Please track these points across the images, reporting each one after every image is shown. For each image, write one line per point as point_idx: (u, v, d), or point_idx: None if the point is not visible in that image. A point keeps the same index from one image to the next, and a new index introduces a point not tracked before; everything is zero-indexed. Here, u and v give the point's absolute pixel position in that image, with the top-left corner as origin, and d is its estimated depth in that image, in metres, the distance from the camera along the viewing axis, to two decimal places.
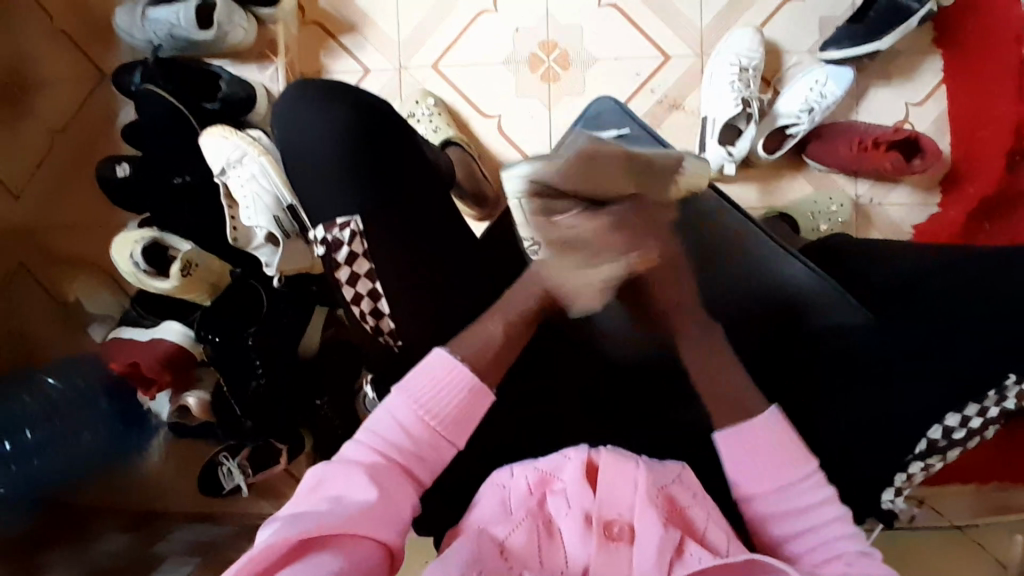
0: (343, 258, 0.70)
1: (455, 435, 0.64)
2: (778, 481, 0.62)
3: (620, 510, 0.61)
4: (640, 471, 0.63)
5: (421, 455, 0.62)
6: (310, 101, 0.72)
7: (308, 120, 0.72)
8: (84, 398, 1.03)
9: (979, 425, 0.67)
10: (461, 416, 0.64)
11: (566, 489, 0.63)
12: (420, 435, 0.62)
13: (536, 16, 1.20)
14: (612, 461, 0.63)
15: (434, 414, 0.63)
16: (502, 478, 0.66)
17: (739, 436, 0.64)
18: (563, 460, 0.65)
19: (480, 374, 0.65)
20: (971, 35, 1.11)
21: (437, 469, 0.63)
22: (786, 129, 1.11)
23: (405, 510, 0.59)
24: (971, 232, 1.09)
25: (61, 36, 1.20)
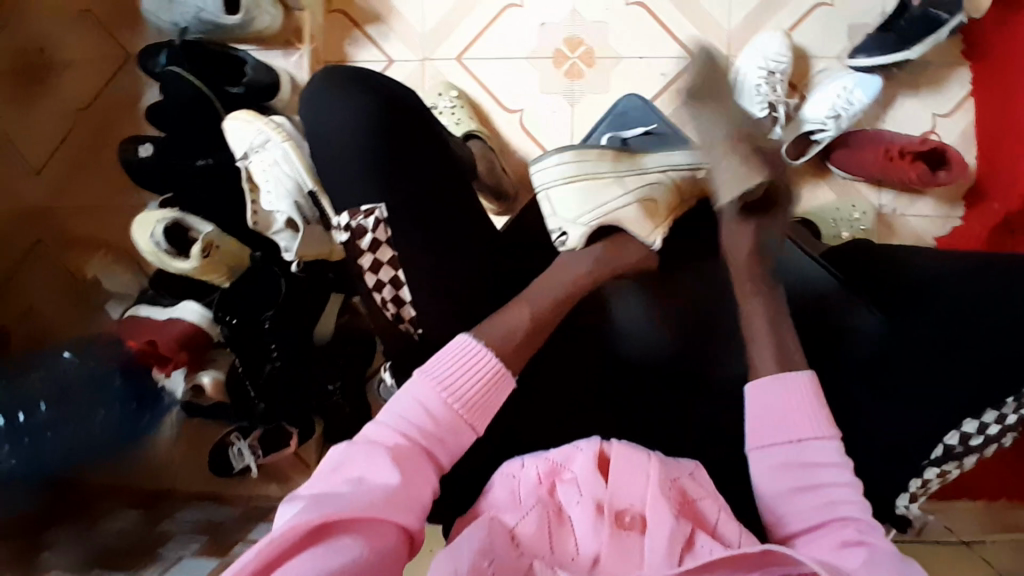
0: (367, 245, 0.70)
1: (476, 422, 0.64)
2: (796, 457, 0.61)
3: (631, 501, 0.61)
4: (654, 463, 0.64)
5: (443, 438, 0.63)
6: (343, 88, 0.73)
7: (341, 108, 0.72)
8: (97, 378, 0.99)
9: (996, 433, 0.69)
10: (482, 402, 0.64)
11: (576, 479, 0.63)
12: (443, 418, 0.63)
13: (561, 13, 1.20)
14: (626, 453, 0.64)
15: (458, 397, 0.63)
16: (512, 468, 0.66)
17: (772, 387, 0.64)
18: (575, 451, 0.65)
19: (501, 360, 0.66)
20: (1000, 38, 1.07)
21: (457, 454, 0.64)
22: (811, 134, 1.12)
23: (425, 493, 0.60)
24: (995, 244, 1.06)
25: (88, 16, 1.21)
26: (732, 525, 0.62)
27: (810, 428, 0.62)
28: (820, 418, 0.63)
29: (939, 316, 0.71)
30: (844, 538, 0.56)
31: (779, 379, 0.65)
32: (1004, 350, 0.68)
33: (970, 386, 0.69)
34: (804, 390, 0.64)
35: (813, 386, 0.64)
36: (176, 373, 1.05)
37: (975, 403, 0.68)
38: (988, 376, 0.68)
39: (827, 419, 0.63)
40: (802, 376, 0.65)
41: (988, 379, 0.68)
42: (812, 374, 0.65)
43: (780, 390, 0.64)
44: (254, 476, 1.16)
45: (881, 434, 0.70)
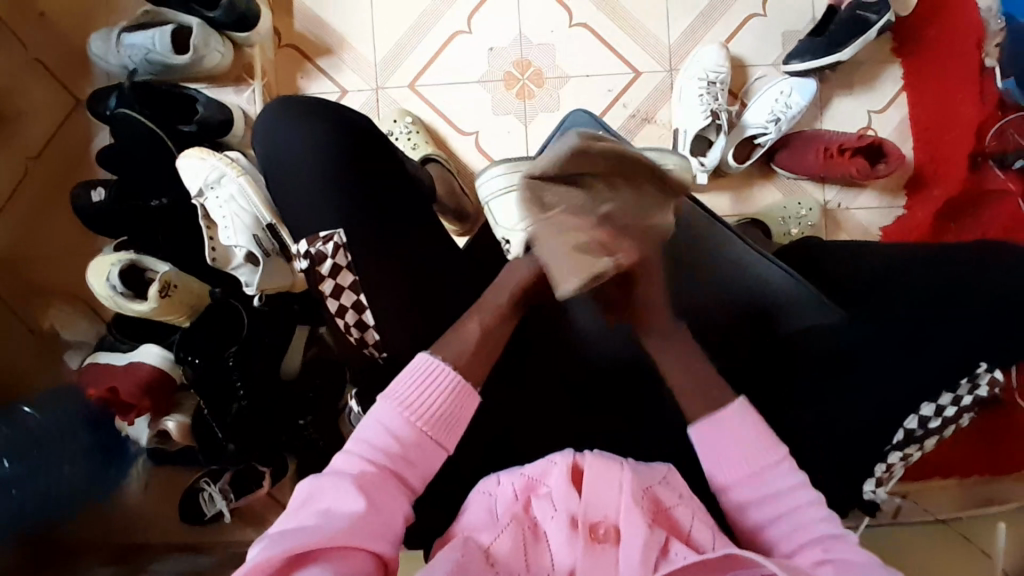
0: (326, 270, 0.71)
1: (446, 438, 0.65)
2: (752, 487, 0.63)
3: (605, 511, 0.62)
4: (628, 474, 0.63)
5: (410, 458, 0.63)
6: (294, 115, 0.74)
7: (293, 134, 0.73)
8: (63, 427, 1.00)
9: (952, 413, 0.75)
10: (449, 417, 0.65)
11: (551, 493, 0.64)
12: (408, 439, 0.63)
13: (508, 37, 1.23)
14: (600, 465, 0.64)
15: (422, 416, 0.64)
16: (489, 486, 0.67)
17: (711, 427, 0.66)
18: (549, 465, 0.66)
19: (461, 375, 0.66)
20: (930, 39, 1.16)
21: (428, 475, 0.64)
22: (755, 139, 1.16)
23: (395, 519, 0.59)
24: (939, 231, 1.13)
25: (34, 64, 1.20)
26: (705, 529, 0.63)
27: (750, 459, 0.64)
28: (760, 439, 0.64)
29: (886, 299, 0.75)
30: (814, 558, 0.58)
31: (717, 418, 0.66)
32: (948, 329, 0.72)
33: (919, 368, 0.72)
34: (742, 424, 0.65)
35: (750, 410, 0.66)
36: (139, 420, 1.03)
37: (921, 385, 0.72)
38: (934, 354, 0.72)
39: (770, 439, 0.65)
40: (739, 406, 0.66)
41: (935, 359, 0.72)
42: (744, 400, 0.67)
43: (720, 434, 0.66)
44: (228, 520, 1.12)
45: (842, 417, 0.73)
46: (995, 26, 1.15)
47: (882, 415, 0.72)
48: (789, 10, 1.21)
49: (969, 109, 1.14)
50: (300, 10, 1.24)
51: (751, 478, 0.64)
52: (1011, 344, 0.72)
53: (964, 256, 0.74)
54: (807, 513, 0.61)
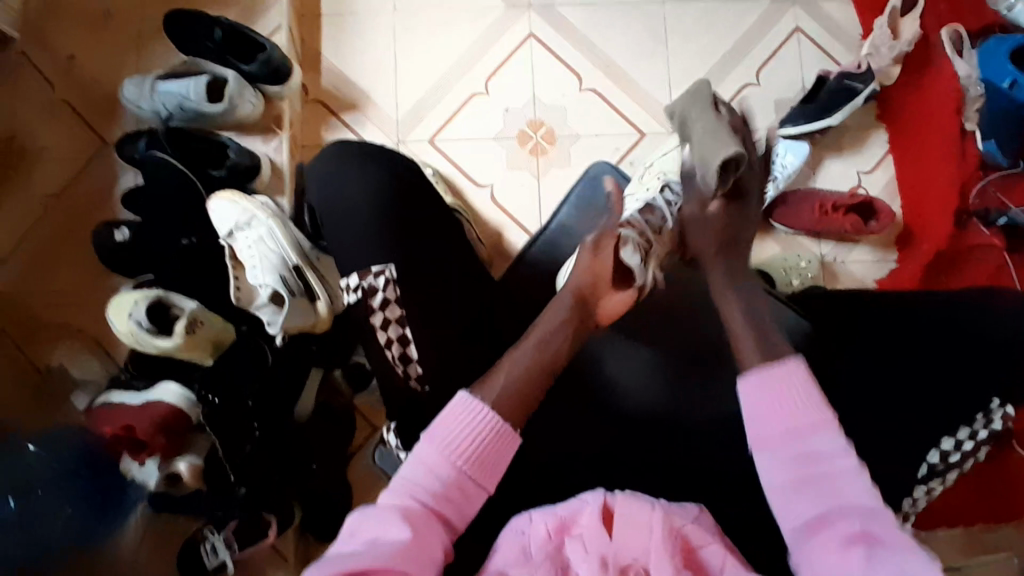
0: (377, 304, 0.73)
1: (487, 479, 0.67)
2: (801, 448, 0.65)
3: (635, 554, 0.63)
4: (658, 515, 0.65)
5: (451, 498, 0.65)
6: (348, 159, 0.80)
7: (339, 172, 0.79)
8: (71, 467, 0.97)
9: (970, 447, 0.78)
10: (485, 456, 0.67)
11: (583, 535, 0.65)
12: (450, 478, 0.66)
13: (523, 100, 1.32)
14: (628, 504, 0.66)
15: (464, 458, 0.66)
16: (520, 526, 0.68)
17: (758, 383, 0.69)
18: (581, 505, 0.68)
19: (501, 415, 0.68)
20: (910, 105, 1.28)
21: (469, 516, 0.67)
22: (753, 197, 1.25)
23: (435, 555, 0.62)
24: (929, 282, 1.20)
25: (63, 106, 1.24)
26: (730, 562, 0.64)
27: (801, 418, 0.66)
28: (813, 402, 0.67)
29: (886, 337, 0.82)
30: (849, 531, 0.60)
31: (767, 373, 0.69)
32: (943, 364, 0.79)
33: (924, 403, 0.78)
34: (795, 384, 0.68)
35: (807, 372, 0.68)
36: (149, 462, 0.99)
37: (932, 423, 0.77)
38: (935, 389, 0.78)
39: (823, 404, 0.67)
40: (794, 363, 0.69)
41: (943, 398, 0.78)
42: (800, 358, 0.69)
43: (766, 385, 0.68)
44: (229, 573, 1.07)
45: (855, 445, 0.77)
46: (974, 93, 1.20)
47: (891, 445, 0.77)
48: (779, 82, 1.33)
49: (948, 169, 1.21)
50: (326, 69, 1.32)
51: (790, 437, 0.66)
52: (1003, 380, 0.78)
53: (954, 301, 0.82)
54: (855, 486, 0.63)
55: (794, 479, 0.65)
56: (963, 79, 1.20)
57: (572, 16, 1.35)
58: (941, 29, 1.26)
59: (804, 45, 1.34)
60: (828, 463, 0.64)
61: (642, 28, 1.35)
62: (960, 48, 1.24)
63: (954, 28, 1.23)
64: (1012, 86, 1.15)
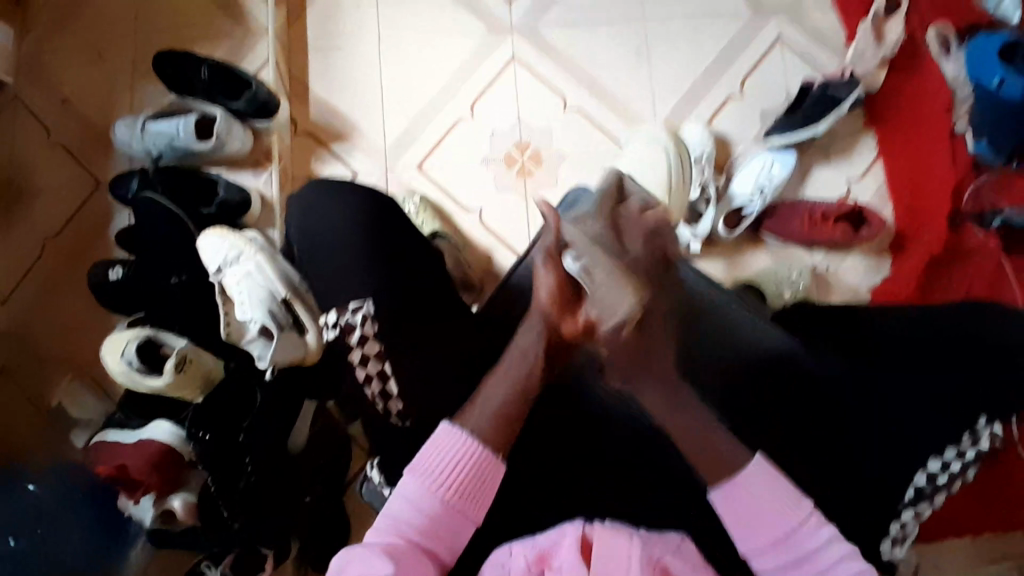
0: (354, 341, 0.73)
1: (473, 511, 0.68)
2: (791, 552, 0.65)
3: None
4: (636, 544, 0.64)
5: (437, 530, 0.66)
6: (320, 197, 0.80)
7: (314, 210, 0.80)
8: (68, 505, 0.98)
9: (958, 468, 0.77)
10: (470, 486, 0.68)
11: (562, 569, 0.64)
12: (435, 512, 0.66)
13: (509, 121, 1.33)
14: (608, 535, 0.65)
15: (449, 488, 0.67)
16: (501, 558, 0.67)
17: (734, 498, 0.66)
18: (559, 537, 0.66)
19: (485, 444, 0.69)
20: (899, 106, 1.28)
21: (455, 549, 0.67)
22: (742, 210, 1.24)
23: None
24: (924, 291, 1.18)
25: (59, 148, 1.27)
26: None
27: (785, 520, 0.65)
28: (787, 494, 0.66)
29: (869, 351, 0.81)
30: None
31: (740, 484, 0.67)
32: None
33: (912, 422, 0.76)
34: (765, 485, 0.66)
35: (770, 466, 0.67)
36: (145, 499, 0.98)
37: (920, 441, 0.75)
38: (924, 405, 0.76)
39: (796, 493, 0.67)
40: (756, 465, 0.67)
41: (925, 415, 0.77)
42: (761, 457, 0.68)
43: (746, 496, 0.66)
44: None
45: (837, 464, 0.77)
46: (963, 93, 1.22)
47: (879, 463, 0.76)
48: (765, 93, 1.32)
49: (941, 170, 1.22)
50: (315, 100, 1.33)
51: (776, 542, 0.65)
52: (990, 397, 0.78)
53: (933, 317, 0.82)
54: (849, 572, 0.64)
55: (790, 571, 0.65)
56: (950, 80, 1.23)
57: (556, 37, 1.36)
58: (926, 29, 1.27)
59: (788, 55, 1.33)
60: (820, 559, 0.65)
61: (626, 46, 1.35)
62: (948, 47, 1.24)
63: (941, 29, 1.24)
64: (1000, 86, 1.14)
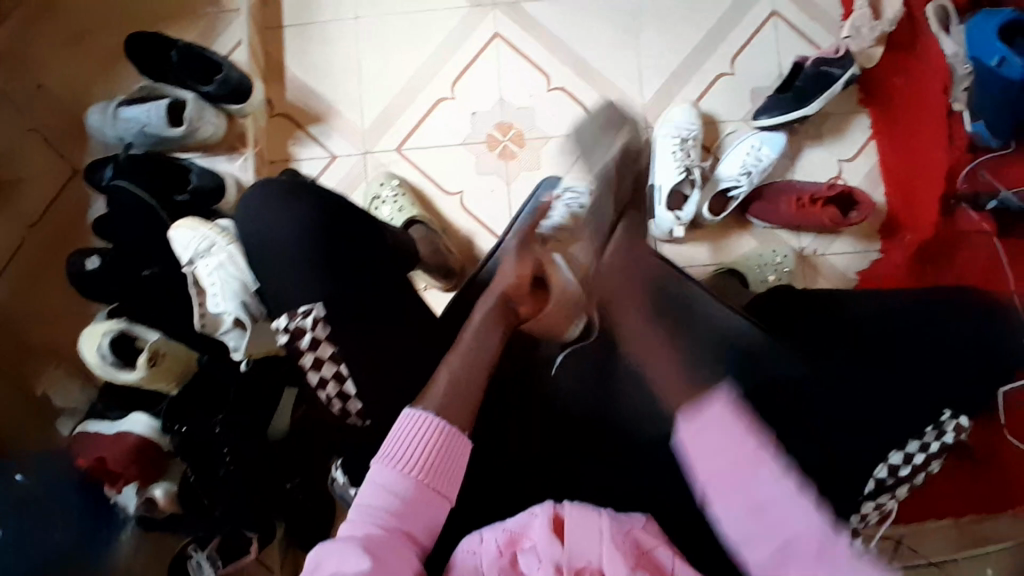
0: (306, 344, 0.73)
1: (447, 487, 0.66)
2: (750, 499, 0.57)
3: (588, 558, 0.62)
4: (606, 521, 0.65)
5: (412, 513, 0.64)
6: (271, 206, 0.78)
7: (266, 220, 0.77)
8: (54, 494, 1.00)
9: (921, 460, 0.80)
10: (442, 464, 0.66)
11: (536, 546, 0.64)
12: (409, 494, 0.64)
13: (490, 102, 1.29)
14: (580, 515, 0.65)
15: (421, 469, 0.65)
16: (472, 544, 0.66)
17: (694, 426, 0.61)
18: (531, 518, 0.66)
19: (453, 428, 0.67)
20: (896, 85, 1.23)
21: (434, 528, 0.65)
22: (728, 192, 1.20)
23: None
24: (914, 276, 1.17)
25: (33, 135, 1.25)
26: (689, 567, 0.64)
27: (737, 454, 0.59)
28: (747, 436, 0.59)
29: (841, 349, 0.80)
30: None
31: (698, 419, 0.61)
32: None
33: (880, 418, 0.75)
34: (726, 421, 0.60)
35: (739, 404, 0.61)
36: (127, 488, 1.00)
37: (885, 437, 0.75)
38: None
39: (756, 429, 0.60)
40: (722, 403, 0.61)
41: None
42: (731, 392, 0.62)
43: (703, 426, 0.60)
44: None
45: None
46: (963, 71, 1.15)
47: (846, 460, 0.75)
48: (756, 69, 1.27)
49: (937, 152, 1.18)
50: (291, 82, 1.30)
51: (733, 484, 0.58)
52: None
53: None
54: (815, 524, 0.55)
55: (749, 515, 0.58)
56: (951, 57, 1.16)
57: (538, 12, 1.31)
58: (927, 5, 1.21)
59: (780, 29, 1.28)
60: (781, 508, 0.56)
61: (611, 21, 1.30)
62: (948, 23, 1.18)
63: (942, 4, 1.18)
64: (1000, 64, 1.04)
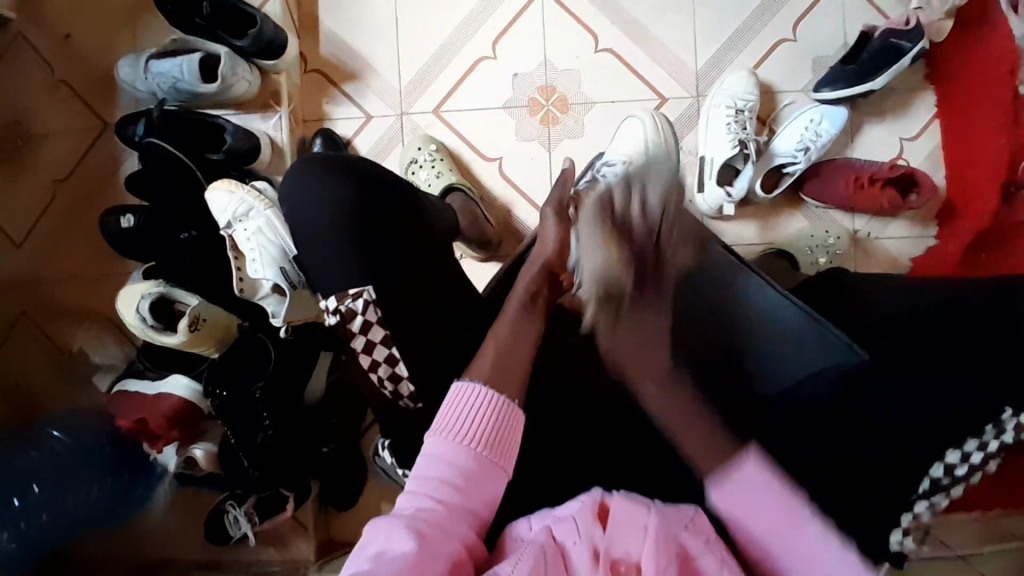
0: (357, 327, 0.70)
1: (503, 456, 0.64)
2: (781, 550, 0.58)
3: (628, 549, 0.57)
4: (654, 517, 0.59)
5: (471, 490, 0.61)
6: (314, 182, 0.73)
7: (309, 198, 0.73)
8: (89, 454, 1.02)
9: (978, 460, 0.70)
10: (498, 437, 0.63)
11: (576, 520, 0.59)
12: (468, 469, 0.61)
13: (533, 63, 1.22)
14: (626, 505, 0.60)
15: (476, 440, 0.62)
16: (520, 531, 0.62)
17: (727, 494, 0.60)
18: (574, 503, 0.62)
19: (512, 406, 0.65)
20: (964, 59, 1.15)
21: (494, 502, 0.62)
22: (783, 168, 1.15)
23: (451, 552, 0.57)
24: (969, 263, 1.12)
25: (62, 87, 1.21)
26: (826, 531, 0.58)
27: (774, 521, 0.59)
28: (787, 508, 0.58)
29: (906, 345, 0.75)
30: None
31: (732, 481, 0.60)
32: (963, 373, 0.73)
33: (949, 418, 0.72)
34: (768, 491, 0.59)
35: (768, 469, 0.60)
36: (167, 448, 1.04)
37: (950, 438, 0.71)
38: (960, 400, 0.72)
39: (789, 508, 0.59)
40: (754, 463, 0.60)
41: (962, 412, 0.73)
42: (764, 456, 0.60)
43: (741, 494, 0.60)
44: (252, 543, 1.12)
45: None
46: None
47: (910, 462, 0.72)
48: (819, 36, 1.19)
49: (999, 136, 1.12)
50: (325, 36, 1.24)
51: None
52: None
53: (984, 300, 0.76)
54: (830, 556, 0.57)
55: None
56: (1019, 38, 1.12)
57: None
58: None
59: None
60: (813, 562, 0.57)
61: None
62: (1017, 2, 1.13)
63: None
64: None
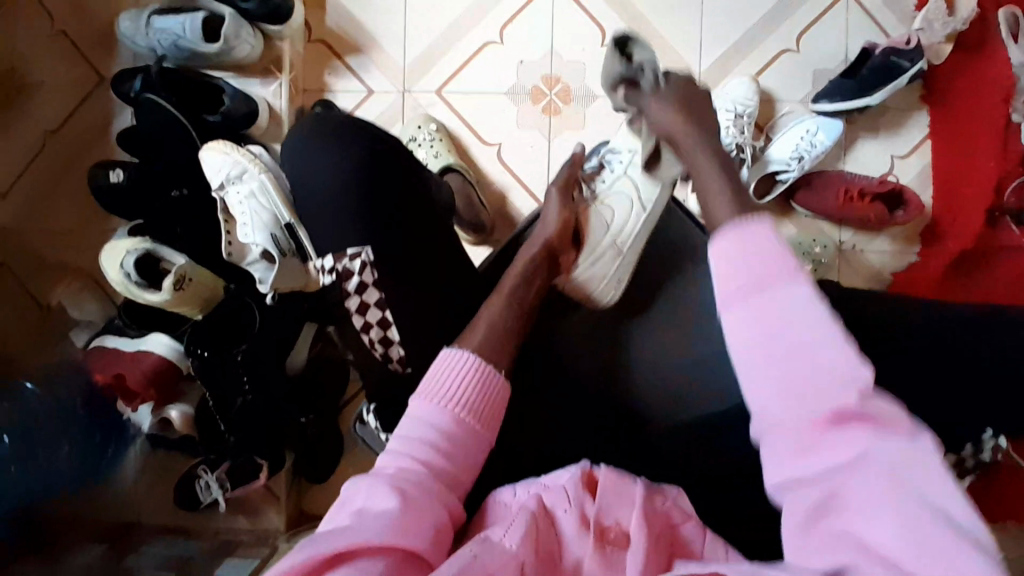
0: (353, 288, 0.70)
1: (489, 426, 0.64)
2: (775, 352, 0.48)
3: (617, 517, 0.58)
4: (640, 490, 0.60)
5: (455, 454, 0.61)
6: (322, 144, 0.73)
7: (317, 161, 0.73)
8: (62, 408, 0.96)
9: (957, 477, 0.77)
10: (485, 406, 0.64)
11: (565, 490, 0.60)
12: (456, 433, 0.62)
13: (539, 51, 1.22)
14: (614, 479, 0.60)
15: (463, 405, 0.63)
16: (504, 498, 0.62)
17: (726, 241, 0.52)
18: (562, 473, 0.62)
19: (501, 378, 0.66)
20: (956, 84, 1.19)
21: (476, 468, 0.63)
22: (776, 175, 1.17)
23: (432, 514, 0.56)
24: (951, 283, 1.15)
25: (61, 37, 1.19)
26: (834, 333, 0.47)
27: (771, 274, 0.49)
28: (786, 266, 0.49)
29: None
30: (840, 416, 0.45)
31: (738, 237, 0.52)
32: None
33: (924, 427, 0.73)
34: (761, 242, 0.51)
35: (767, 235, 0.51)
36: (143, 407, 1.03)
37: None
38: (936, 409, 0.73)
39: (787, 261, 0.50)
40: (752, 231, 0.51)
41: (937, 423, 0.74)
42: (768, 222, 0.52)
43: (738, 251, 0.51)
44: (222, 509, 1.12)
45: None
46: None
47: None
48: (821, 49, 1.21)
49: (986, 164, 1.15)
50: (332, 7, 1.23)
51: (768, 318, 0.48)
52: None
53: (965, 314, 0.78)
54: (835, 362, 0.46)
55: (789, 405, 0.47)
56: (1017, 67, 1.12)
57: None
58: (998, 8, 1.15)
59: (855, 9, 1.20)
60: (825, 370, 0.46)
61: None
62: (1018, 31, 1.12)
63: (1013, 10, 1.12)
64: None
